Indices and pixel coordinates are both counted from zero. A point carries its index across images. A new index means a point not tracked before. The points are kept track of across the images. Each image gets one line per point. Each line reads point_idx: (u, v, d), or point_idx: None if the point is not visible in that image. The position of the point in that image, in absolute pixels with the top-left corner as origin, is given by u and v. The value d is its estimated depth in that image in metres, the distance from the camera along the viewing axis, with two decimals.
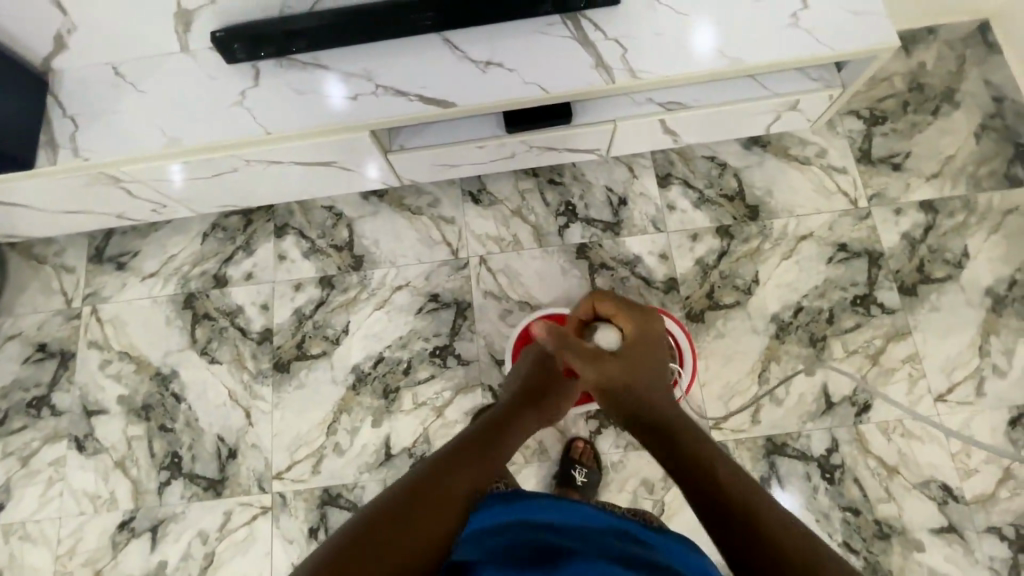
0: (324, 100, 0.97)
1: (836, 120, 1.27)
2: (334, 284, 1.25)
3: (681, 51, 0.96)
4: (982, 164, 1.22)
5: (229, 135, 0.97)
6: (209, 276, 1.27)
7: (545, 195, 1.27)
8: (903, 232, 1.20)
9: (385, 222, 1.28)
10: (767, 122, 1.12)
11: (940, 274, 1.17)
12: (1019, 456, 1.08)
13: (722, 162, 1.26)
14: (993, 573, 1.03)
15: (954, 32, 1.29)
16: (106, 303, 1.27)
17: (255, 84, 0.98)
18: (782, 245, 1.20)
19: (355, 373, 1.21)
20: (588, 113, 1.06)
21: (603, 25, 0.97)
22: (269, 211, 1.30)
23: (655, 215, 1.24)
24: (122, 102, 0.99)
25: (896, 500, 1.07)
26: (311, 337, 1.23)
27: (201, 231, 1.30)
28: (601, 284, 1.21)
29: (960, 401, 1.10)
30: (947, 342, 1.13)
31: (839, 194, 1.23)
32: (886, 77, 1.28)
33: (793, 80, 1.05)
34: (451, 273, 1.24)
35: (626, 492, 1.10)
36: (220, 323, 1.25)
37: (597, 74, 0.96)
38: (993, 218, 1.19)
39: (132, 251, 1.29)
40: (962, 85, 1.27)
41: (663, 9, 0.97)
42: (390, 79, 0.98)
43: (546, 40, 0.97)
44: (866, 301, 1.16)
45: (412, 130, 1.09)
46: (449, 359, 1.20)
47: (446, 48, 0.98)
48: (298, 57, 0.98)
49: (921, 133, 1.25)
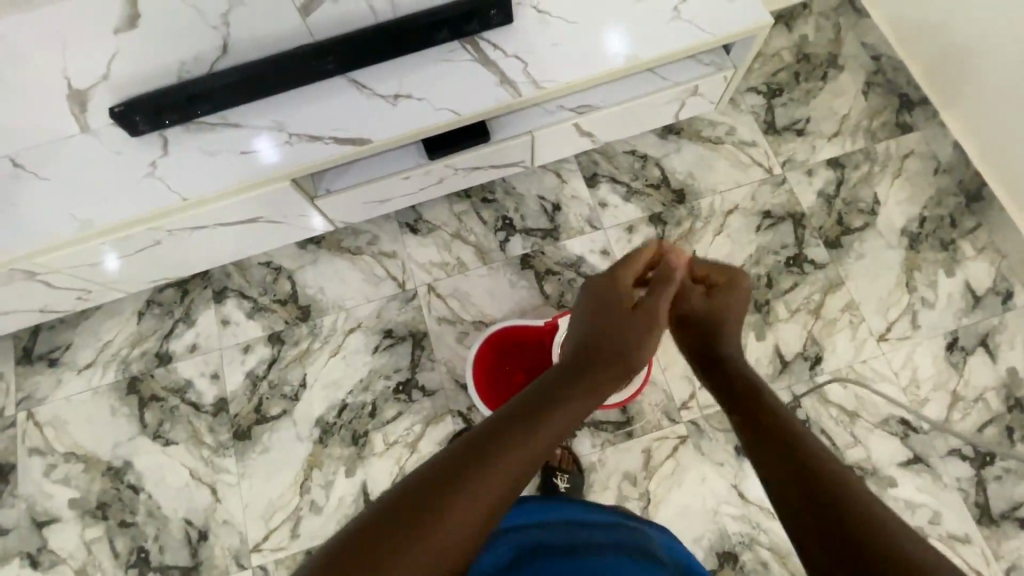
0: (239, 158, 0.97)
1: (738, 98, 1.34)
2: (284, 340, 1.22)
3: (577, 57, 1.01)
4: (874, 117, 1.32)
5: (144, 206, 0.95)
6: (151, 355, 1.22)
7: (482, 214, 1.29)
8: (818, 191, 1.27)
9: (326, 267, 1.26)
10: (675, 110, 1.18)
11: (858, 224, 1.25)
12: (962, 378, 1.14)
13: (642, 155, 1.31)
14: (963, 493, 1.09)
15: (825, 4, 1.40)
16: (42, 405, 1.19)
17: (165, 152, 0.96)
18: (712, 223, 1.26)
19: (321, 425, 1.18)
20: (505, 129, 1.09)
21: (501, 44, 1.01)
22: (204, 277, 1.26)
23: (590, 215, 1.28)
24: (24, 193, 0.95)
25: (862, 443, 1.12)
26: (268, 398, 1.19)
27: (135, 310, 1.25)
28: (550, 289, 1.24)
29: (899, 337, 1.17)
30: (877, 284, 1.20)
31: (755, 166, 1.30)
32: (774, 53, 1.37)
33: (687, 68, 1.11)
34: (402, 306, 1.23)
35: (612, 489, 1.11)
36: (170, 402, 1.19)
37: (503, 90, 1.00)
38: (894, 164, 1.29)
39: (63, 345, 1.23)
40: (842, 49, 1.37)
41: (554, 21, 1.02)
42: (303, 126, 0.98)
43: (449, 67, 1.00)
44: (799, 261, 1.23)
45: (334, 173, 1.09)
46: (414, 393, 1.18)
47: (353, 89, 0.99)
48: (205, 119, 0.98)
49: (816, 98, 1.34)
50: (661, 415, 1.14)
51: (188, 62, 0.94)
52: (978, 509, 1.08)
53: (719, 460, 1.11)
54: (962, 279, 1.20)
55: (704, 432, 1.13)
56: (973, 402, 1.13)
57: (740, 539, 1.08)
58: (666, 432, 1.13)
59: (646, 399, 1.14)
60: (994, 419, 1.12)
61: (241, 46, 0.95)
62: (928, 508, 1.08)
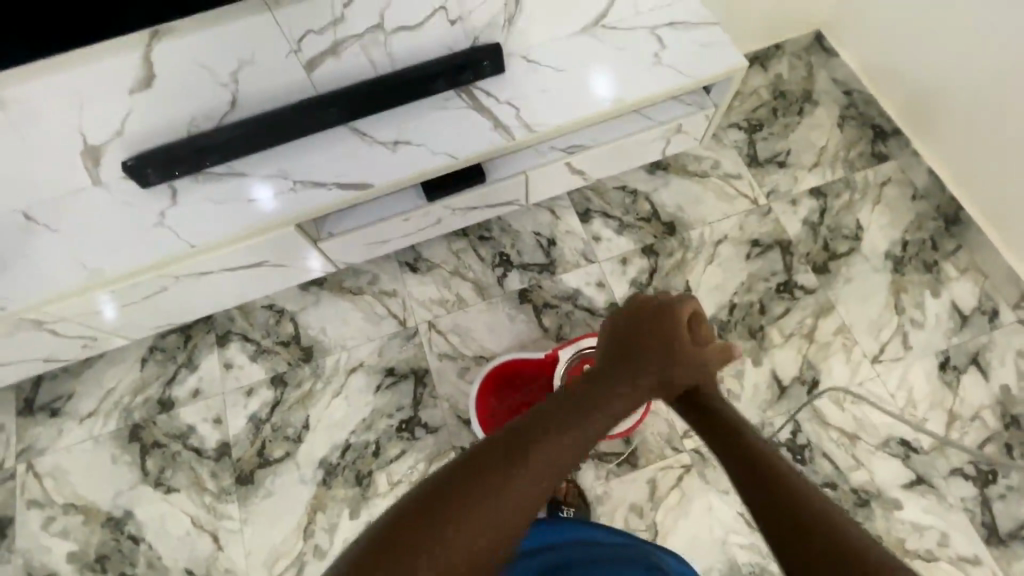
0: (245, 205, 1.00)
1: (721, 134, 1.41)
2: (287, 381, 1.23)
3: (566, 101, 1.07)
4: (851, 148, 1.38)
5: (152, 255, 0.98)
6: (153, 401, 1.22)
7: (480, 251, 1.32)
8: (803, 219, 1.32)
9: (328, 308, 1.28)
10: (661, 147, 1.23)
11: (844, 249, 1.29)
12: (957, 397, 1.16)
13: (632, 190, 1.36)
14: (968, 513, 1.09)
15: (797, 45, 1.49)
16: (42, 455, 1.19)
17: (173, 202, 1.00)
18: (703, 253, 1.30)
19: (324, 466, 1.17)
20: (500, 170, 1.14)
21: (494, 92, 1.08)
22: (208, 321, 1.28)
23: (585, 248, 1.32)
24: (36, 244, 0.98)
25: (865, 465, 1.12)
26: (271, 440, 1.19)
27: (138, 356, 1.26)
28: (549, 322, 1.26)
29: (892, 358, 1.19)
30: (867, 307, 1.24)
31: (740, 197, 1.35)
32: (752, 91, 1.45)
33: (670, 108, 1.17)
34: (403, 344, 1.25)
35: (618, 522, 1.10)
36: (172, 448, 1.19)
37: (498, 134, 1.05)
38: (873, 191, 1.34)
39: (66, 394, 1.23)
40: (815, 86, 1.45)
41: (543, 70, 1.10)
42: (307, 173, 1.02)
43: (445, 114, 1.06)
44: (789, 287, 1.26)
45: (336, 217, 1.12)
46: (417, 430, 1.19)
47: (355, 137, 1.05)
48: (213, 170, 1.02)
49: (795, 132, 1.41)
50: (663, 444, 1.14)
51: (198, 118, 0.99)
52: (986, 529, 1.08)
53: (724, 488, 1.11)
54: (948, 300, 1.24)
55: (708, 460, 1.13)
56: (970, 420, 1.15)
57: (751, 569, 1.06)
58: (671, 461, 1.13)
59: (649, 428, 1.15)
60: (992, 437, 1.13)
61: (248, 102, 1.01)
62: (936, 530, 1.08)
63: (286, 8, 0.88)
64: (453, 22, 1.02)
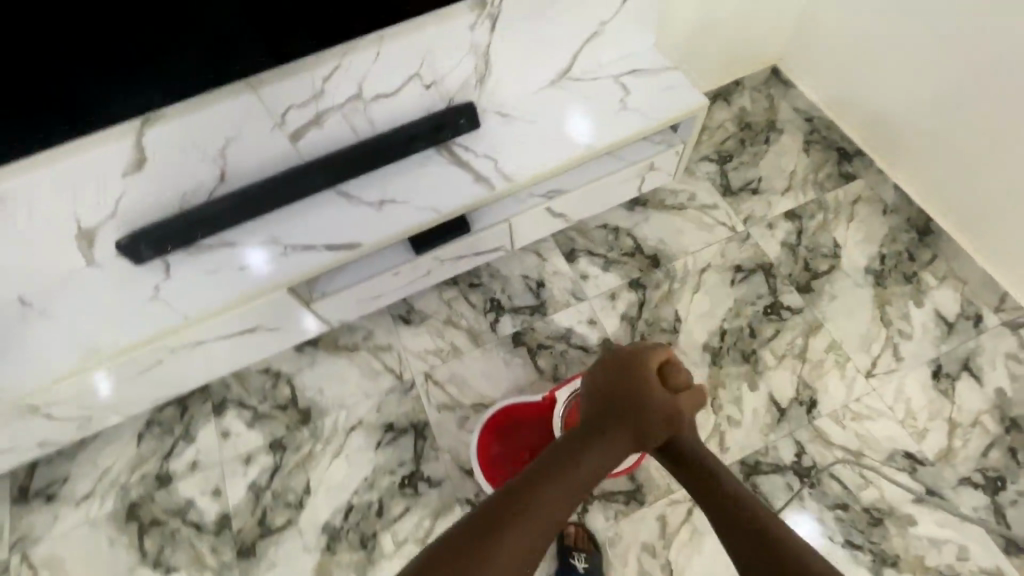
0: (237, 273, 1.03)
1: (694, 167, 1.46)
2: (286, 446, 1.22)
3: (541, 149, 1.12)
4: (819, 170, 1.44)
5: (149, 330, 0.99)
6: (151, 478, 1.20)
7: (470, 298, 1.34)
8: (781, 242, 1.36)
9: (324, 367, 1.29)
10: (637, 185, 1.28)
11: (825, 267, 1.32)
12: (955, 404, 1.17)
13: (614, 227, 1.40)
14: (983, 523, 1.07)
15: (756, 79, 1.58)
16: (37, 545, 1.15)
17: (167, 276, 1.02)
18: (689, 282, 1.33)
19: (327, 531, 1.15)
20: (484, 219, 1.18)
21: (472, 146, 1.13)
22: (204, 390, 1.27)
23: (573, 287, 1.34)
24: (33, 329, 1.00)
25: (873, 483, 1.11)
26: (272, 508, 1.17)
27: (135, 432, 1.25)
28: (544, 363, 1.27)
29: (885, 371, 1.20)
30: (854, 322, 1.26)
31: (719, 226, 1.39)
32: (719, 124, 1.52)
33: (642, 148, 1.23)
34: (401, 397, 1.25)
35: (632, 563, 1.08)
36: (171, 525, 1.16)
37: (478, 186, 1.09)
38: (845, 210, 1.39)
39: (61, 477, 1.21)
40: (778, 115, 1.53)
41: (517, 122, 1.16)
42: (296, 238, 1.05)
43: (426, 171, 1.11)
44: (776, 308, 1.28)
45: (327, 277, 1.14)
46: (420, 485, 1.17)
47: (341, 200, 1.08)
48: (205, 243, 1.05)
49: (763, 159, 1.47)
50: (669, 477, 1.13)
51: (188, 194, 1.03)
52: (1003, 539, 1.06)
53: None
54: (932, 309, 1.26)
55: None
56: (971, 427, 1.15)
57: None
58: (679, 495, 1.12)
59: (653, 463, 1.14)
60: (995, 442, 1.13)
61: (237, 174, 1.05)
62: (953, 544, 1.06)
63: (268, 86, 0.93)
64: (428, 86, 1.08)
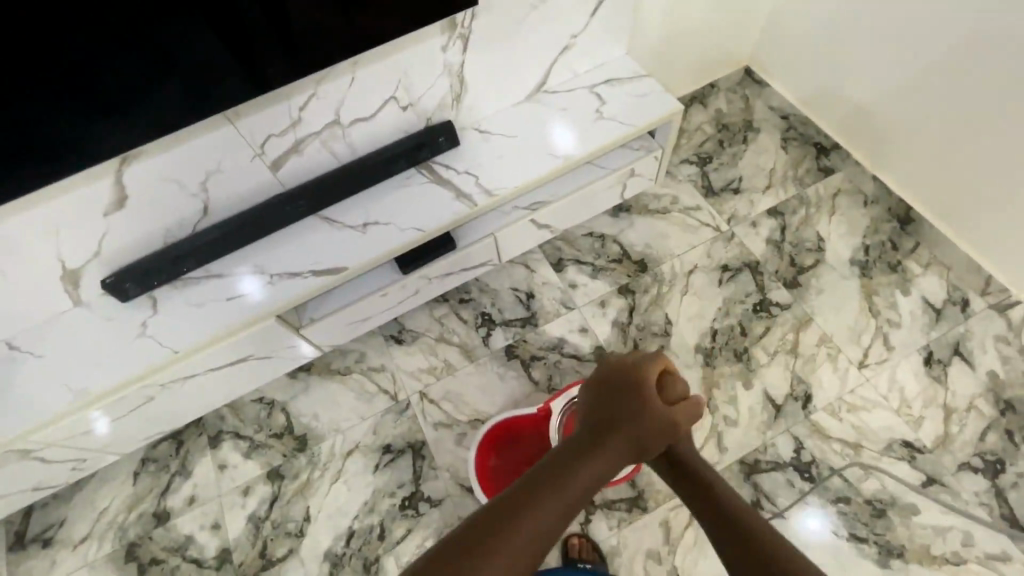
0: (225, 304, 1.03)
1: (675, 170, 1.48)
2: (284, 474, 1.21)
3: (521, 163, 1.14)
4: (798, 166, 1.46)
5: (138, 366, 0.99)
6: (148, 516, 1.19)
7: (461, 314, 1.35)
8: (766, 239, 1.37)
9: (318, 393, 1.28)
10: (619, 192, 1.29)
11: (810, 261, 1.34)
12: (948, 390, 1.17)
13: (599, 235, 1.41)
14: (985, 508, 1.07)
15: (730, 81, 1.60)
16: None
17: (154, 312, 1.02)
18: (677, 284, 1.34)
19: (329, 558, 1.13)
20: (469, 235, 1.18)
21: (452, 164, 1.14)
22: (199, 423, 1.27)
23: (563, 297, 1.35)
24: (21, 372, 1.00)
25: (874, 473, 1.11)
26: (272, 539, 1.15)
27: (130, 471, 1.23)
28: (539, 375, 1.27)
29: (877, 360, 1.21)
30: (844, 314, 1.26)
31: (703, 227, 1.40)
32: (697, 127, 1.54)
33: (622, 155, 1.24)
34: (397, 418, 1.25)
35: (638, 571, 1.07)
36: (170, 563, 1.15)
37: (461, 203, 1.10)
38: (827, 204, 1.40)
39: (57, 521, 1.19)
40: (754, 114, 1.55)
41: (496, 138, 1.17)
42: (283, 266, 1.06)
43: (409, 191, 1.12)
44: (766, 305, 1.29)
45: (316, 302, 1.15)
46: (421, 506, 1.16)
47: (326, 224, 1.09)
48: (191, 275, 1.05)
49: (743, 159, 1.49)
50: (670, 482, 1.13)
51: (172, 228, 1.04)
52: (1006, 522, 1.06)
53: None
54: (919, 296, 1.27)
55: None
56: (967, 412, 1.15)
57: None
58: (680, 499, 1.11)
59: (653, 469, 1.14)
60: (991, 425, 1.14)
61: (220, 206, 1.05)
62: (957, 530, 1.06)
63: (246, 117, 0.94)
64: (406, 108, 1.10)
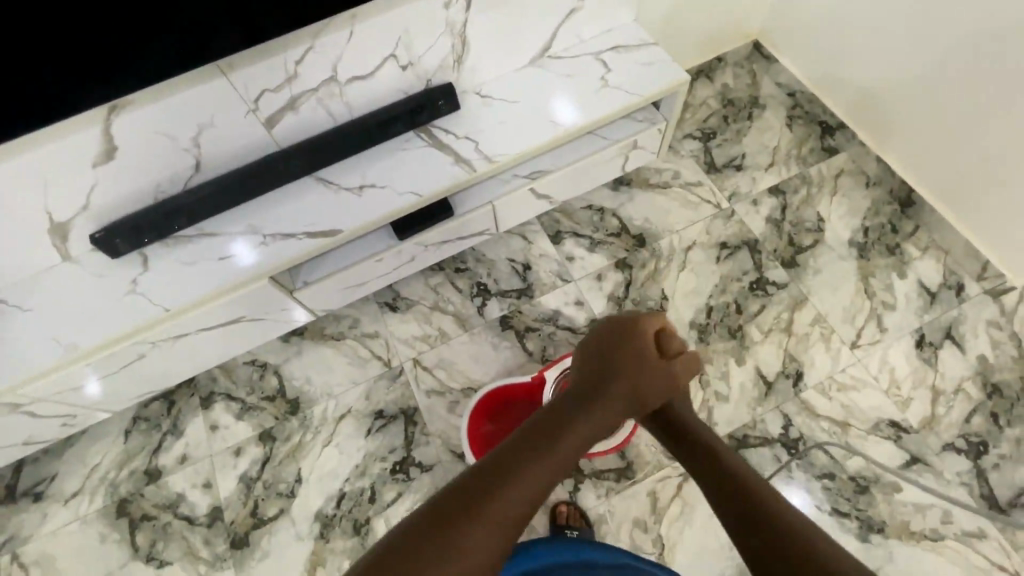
0: (216, 263, 1.01)
1: (677, 144, 1.46)
2: (276, 436, 1.21)
3: (521, 129, 1.11)
4: (802, 145, 1.44)
5: (128, 323, 0.98)
6: (139, 473, 1.20)
7: (457, 283, 1.34)
8: (766, 218, 1.36)
9: (311, 357, 1.28)
10: (621, 164, 1.27)
11: (808, 242, 1.33)
12: (938, 372, 1.18)
13: (599, 208, 1.40)
14: (966, 487, 1.09)
15: (737, 55, 1.57)
16: (27, 543, 1.14)
17: (145, 269, 1.01)
18: (675, 260, 1.33)
19: (320, 519, 1.15)
20: (467, 202, 1.17)
21: (452, 128, 1.12)
22: (191, 384, 1.26)
23: (559, 269, 1.34)
24: (8, 325, 0.98)
25: (859, 451, 1.13)
26: (264, 499, 1.16)
27: (121, 429, 1.23)
28: (533, 346, 1.27)
29: (870, 342, 1.22)
30: (839, 295, 1.26)
31: (704, 204, 1.39)
32: (702, 101, 1.51)
33: (624, 126, 1.22)
34: (390, 384, 1.25)
35: (624, 539, 1.09)
36: (162, 519, 1.16)
37: (459, 167, 1.08)
38: (829, 184, 1.39)
39: (48, 476, 1.20)
40: (760, 91, 1.52)
41: (497, 103, 1.15)
42: (276, 226, 1.04)
43: (406, 154, 1.09)
44: (762, 284, 1.29)
45: (310, 265, 1.13)
46: (411, 471, 1.17)
47: (321, 186, 1.07)
48: (183, 234, 1.04)
49: (747, 136, 1.47)
50: (659, 454, 1.14)
51: (162, 184, 1.01)
52: (985, 501, 1.08)
53: None
54: (915, 279, 1.27)
55: None
56: (953, 394, 1.16)
57: None
58: (667, 471, 1.13)
59: (642, 441, 1.15)
60: (978, 408, 1.15)
61: (212, 163, 1.03)
62: (937, 508, 1.08)
63: (239, 70, 0.91)
64: (405, 68, 1.06)
